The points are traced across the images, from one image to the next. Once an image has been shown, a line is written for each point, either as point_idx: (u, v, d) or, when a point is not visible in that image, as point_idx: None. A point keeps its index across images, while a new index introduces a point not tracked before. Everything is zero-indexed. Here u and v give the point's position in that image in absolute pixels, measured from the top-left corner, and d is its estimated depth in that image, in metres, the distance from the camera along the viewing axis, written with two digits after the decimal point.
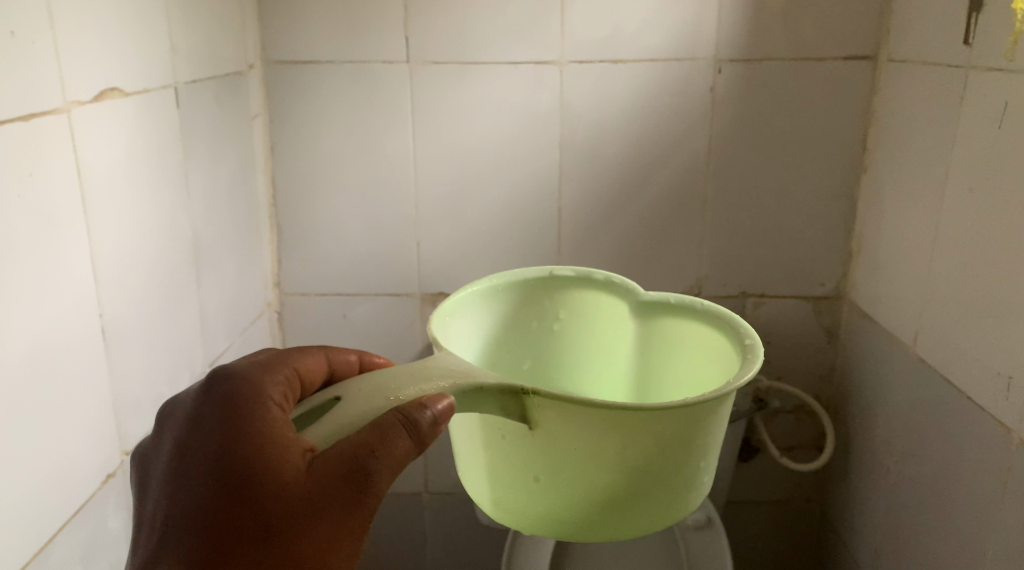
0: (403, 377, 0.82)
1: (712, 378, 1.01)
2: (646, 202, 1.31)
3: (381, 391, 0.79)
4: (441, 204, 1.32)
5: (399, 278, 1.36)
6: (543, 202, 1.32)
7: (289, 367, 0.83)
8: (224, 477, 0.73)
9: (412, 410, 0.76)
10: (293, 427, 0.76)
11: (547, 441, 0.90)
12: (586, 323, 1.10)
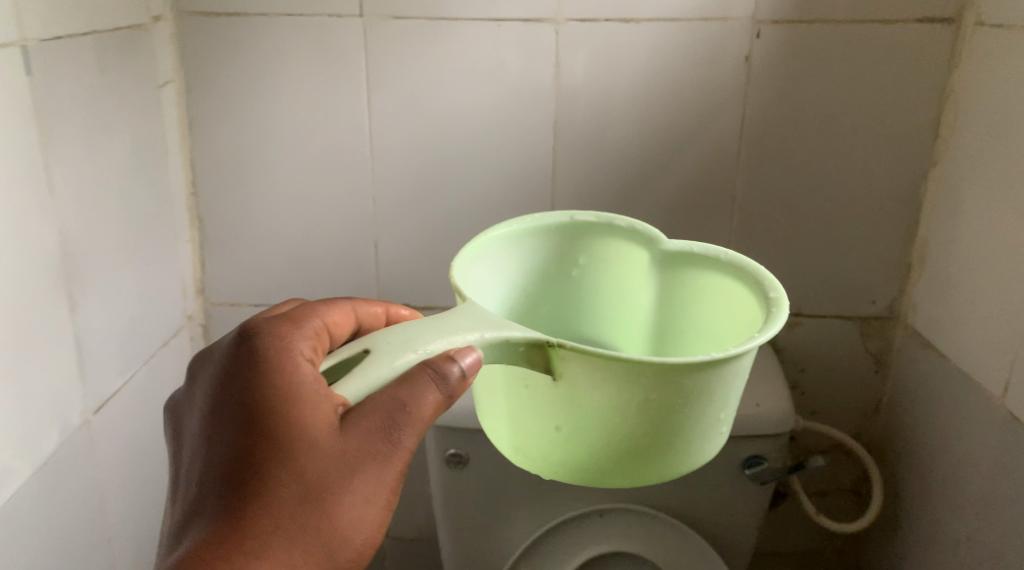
0: (434, 325, 0.66)
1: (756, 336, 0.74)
2: (659, 199, 1.05)
3: (411, 341, 0.65)
4: (404, 196, 1.06)
5: (354, 286, 1.11)
6: (532, 197, 1.06)
7: (317, 322, 0.73)
8: (253, 429, 0.65)
9: (442, 362, 0.63)
10: (320, 380, 0.66)
11: (576, 392, 0.69)
12: (606, 277, 0.82)
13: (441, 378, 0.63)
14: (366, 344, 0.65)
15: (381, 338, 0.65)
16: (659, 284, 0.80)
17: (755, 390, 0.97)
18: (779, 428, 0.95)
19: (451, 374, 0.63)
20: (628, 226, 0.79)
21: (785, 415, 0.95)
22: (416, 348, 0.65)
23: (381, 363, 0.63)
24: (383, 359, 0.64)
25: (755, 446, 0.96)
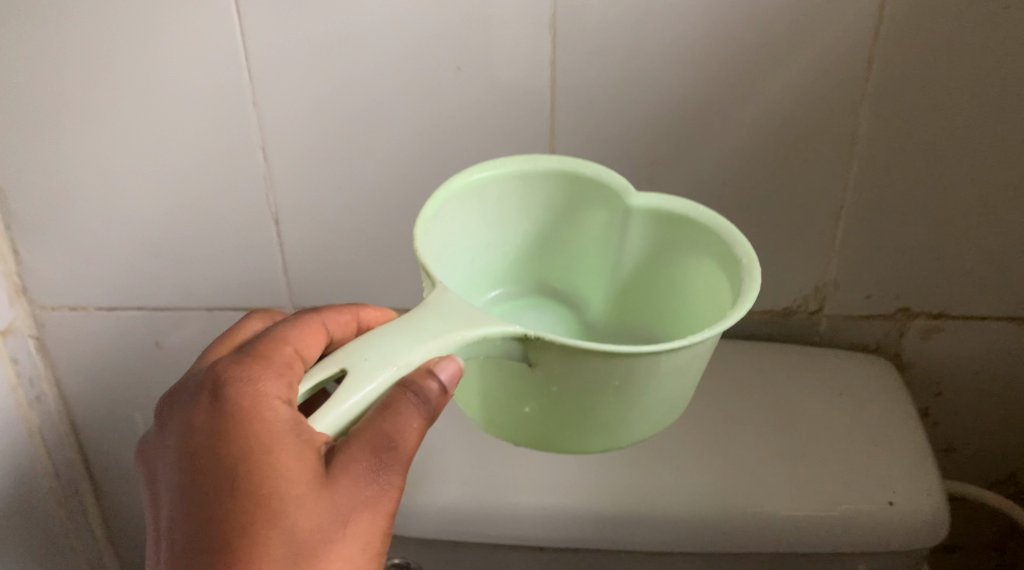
0: (405, 331, 0.46)
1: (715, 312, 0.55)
2: (728, 146, 0.64)
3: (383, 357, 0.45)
4: (313, 151, 0.66)
5: (252, 283, 0.73)
6: (518, 147, 0.66)
7: (291, 345, 0.50)
8: (220, 499, 0.45)
9: (421, 379, 0.46)
10: (297, 424, 0.46)
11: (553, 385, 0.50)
12: (569, 242, 0.60)
13: (424, 401, 0.46)
14: (337, 368, 0.45)
15: (350, 352, 0.46)
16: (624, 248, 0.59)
17: (884, 471, 0.60)
18: (927, 539, 0.59)
19: (431, 392, 0.46)
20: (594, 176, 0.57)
21: (937, 519, 0.59)
22: (391, 364, 0.45)
23: (354, 388, 0.45)
24: (354, 386, 0.45)
25: (882, 559, 0.60)
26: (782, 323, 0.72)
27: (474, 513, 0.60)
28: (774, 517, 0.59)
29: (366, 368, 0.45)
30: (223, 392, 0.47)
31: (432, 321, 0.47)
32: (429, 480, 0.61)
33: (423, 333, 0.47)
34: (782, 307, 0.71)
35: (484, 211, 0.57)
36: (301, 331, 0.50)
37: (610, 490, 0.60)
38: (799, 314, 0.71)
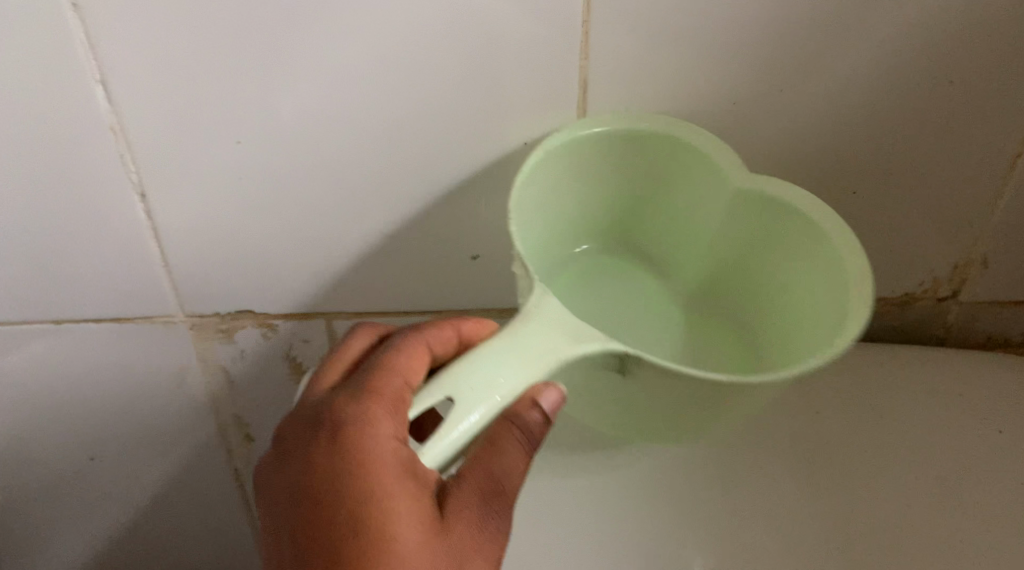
0: (501, 348, 0.35)
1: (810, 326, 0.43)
2: (857, 68, 0.41)
3: (487, 379, 0.34)
4: (187, 87, 0.41)
5: (118, 285, 0.48)
6: (521, 74, 0.40)
7: (401, 372, 0.36)
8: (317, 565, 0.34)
9: (524, 410, 0.34)
10: (410, 466, 0.34)
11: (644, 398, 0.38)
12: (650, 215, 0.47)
13: (532, 434, 0.34)
14: (440, 395, 0.34)
15: (451, 372, 0.35)
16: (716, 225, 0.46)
17: None
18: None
19: (537, 425, 0.34)
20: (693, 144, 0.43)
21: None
22: (497, 389, 0.34)
23: (458, 424, 0.34)
24: (457, 418, 0.34)
25: None
26: (896, 315, 0.51)
27: None
28: None
29: (466, 397, 0.34)
30: (327, 432, 0.35)
31: (535, 327, 0.36)
32: None
33: (525, 355, 0.35)
34: (903, 293, 0.49)
35: (570, 170, 0.44)
36: (403, 355, 0.37)
37: None
38: (923, 301, 0.50)
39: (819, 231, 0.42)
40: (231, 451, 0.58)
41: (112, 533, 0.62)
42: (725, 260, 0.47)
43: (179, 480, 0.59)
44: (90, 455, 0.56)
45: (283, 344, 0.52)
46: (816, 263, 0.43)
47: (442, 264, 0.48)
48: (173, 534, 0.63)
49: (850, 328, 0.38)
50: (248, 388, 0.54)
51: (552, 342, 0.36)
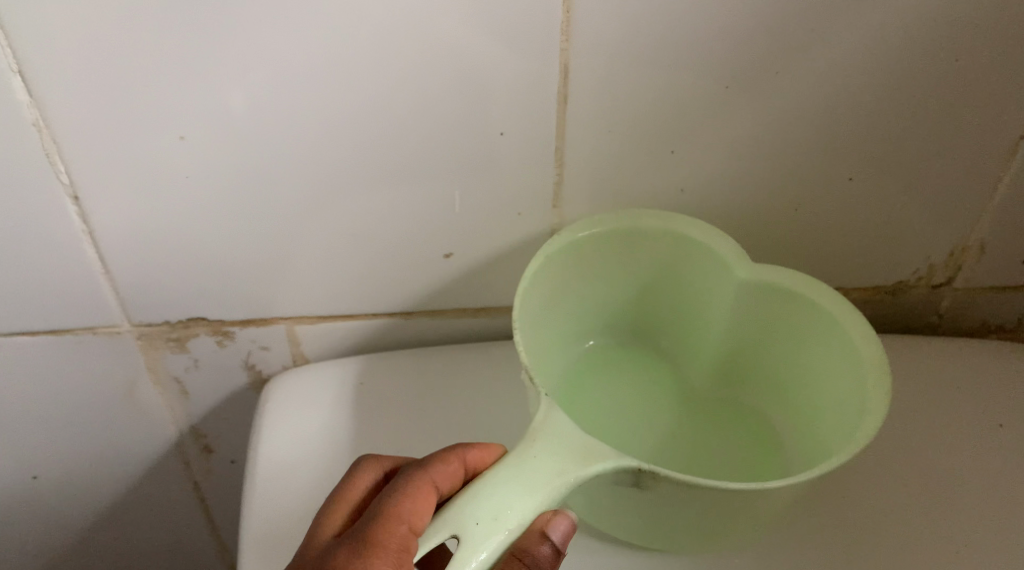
0: (506, 478, 0.32)
1: (835, 412, 0.39)
2: (857, 48, 0.38)
3: (494, 512, 0.31)
4: (123, 76, 0.36)
5: (53, 295, 0.44)
6: (499, 59, 0.37)
7: (406, 519, 0.33)
8: None
9: (533, 545, 0.31)
10: None
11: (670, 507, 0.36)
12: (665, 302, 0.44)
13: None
14: (444, 533, 0.31)
15: (454, 509, 0.31)
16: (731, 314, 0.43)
17: None
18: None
19: (547, 559, 0.31)
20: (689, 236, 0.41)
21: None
22: (506, 523, 0.31)
23: (467, 566, 0.30)
24: (465, 560, 0.30)
25: None
26: (889, 304, 0.48)
27: None
28: None
29: (473, 534, 0.31)
30: None
31: (542, 452, 0.33)
32: None
33: (534, 484, 0.32)
34: (896, 282, 0.47)
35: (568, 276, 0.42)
36: (406, 497, 0.33)
37: None
38: (916, 290, 0.48)
39: (824, 315, 0.39)
40: (188, 463, 0.54)
41: (62, 552, 0.58)
42: (745, 356, 0.43)
43: (132, 495, 0.55)
44: (33, 473, 0.52)
45: (240, 353, 0.48)
46: (831, 351, 0.39)
47: (413, 264, 0.45)
48: (128, 551, 0.59)
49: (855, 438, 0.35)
50: (204, 400, 0.50)
51: (562, 462, 0.33)
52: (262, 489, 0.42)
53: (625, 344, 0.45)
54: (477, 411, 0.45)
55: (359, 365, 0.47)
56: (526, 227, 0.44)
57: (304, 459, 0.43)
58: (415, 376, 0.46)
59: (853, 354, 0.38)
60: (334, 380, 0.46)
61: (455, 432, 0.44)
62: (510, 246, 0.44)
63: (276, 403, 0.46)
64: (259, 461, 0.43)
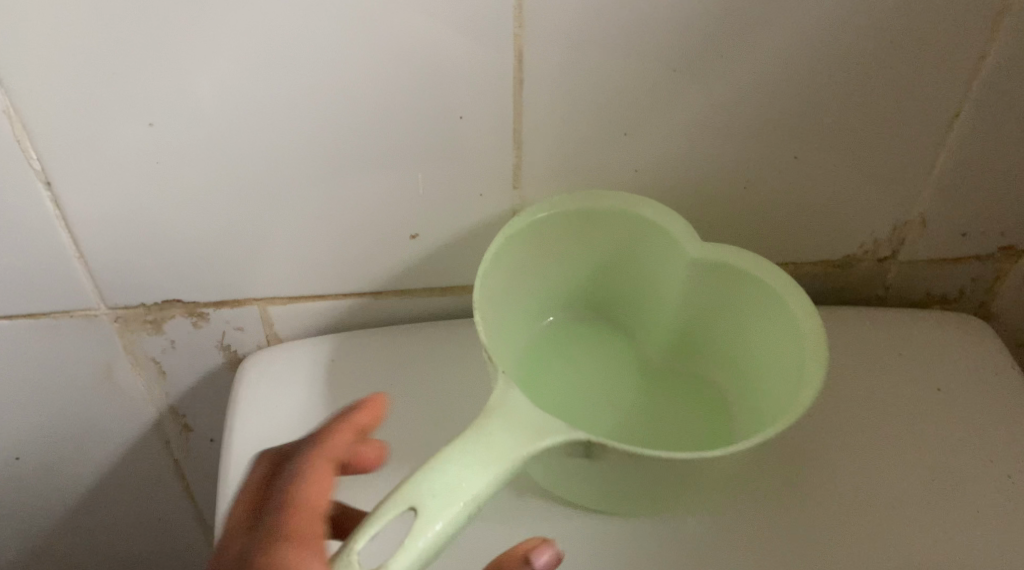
0: (466, 451, 0.31)
1: (777, 381, 0.41)
2: (797, 32, 0.40)
3: (451, 485, 0.30)
4: (91, 64, 0.38)
5: (29, 279, 0.45)
6: (455, 44, 0.39)
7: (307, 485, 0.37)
8: None
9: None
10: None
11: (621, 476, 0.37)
12: (615, 275, 0.46)
13: None
14: (402, 504, 0.30)
15: (415, 481, 0.30)
16: (678, 286, 0.44)
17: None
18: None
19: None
20: (642, 213, 0.43)
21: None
22: (462, 495, 0.30)
23: (423, 537, 0.29)
24: (421, 531, 0.29)
25: None
26: (837, 277, 0.51)
27: None
28: None
29: (430, 506, 0.30)
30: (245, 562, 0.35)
31: (500, 426, 0.32)
32: None
33: (492, 458, 0.32)
34: (845, 255, 0.50)
35: (521, 256, 0.44)
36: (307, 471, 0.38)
37: None
38: (862, 263, 0.50)
39: (766, 288, 0.41)
40: (167, 443, 0.55)
41: (46, 532, 0.59)
42: (690, 323, 0.45)
43: (114, 474, 0.57)
44: (15, 454, 0.53)
45: (216, 332, 0.49)
46: (774, 322, 0.41)
47: (381, 245, 0.47)
48: (112, 530, 0.61)
49: (802, 397, 0.37)
50: (183, 378, 0.52)
51: (516, 439, 0.32)
52: (236, 466, 0.44)
53: (581, 318, 0.47)
54: (443, 385, 0.47)
55: (330, 343, 0.48)
56: (488, 206, 0.45)
57: (278, 432, 0.45)
58: (383, 353, 0.48)
59: (793, 326, 0.40)
60: (305, 357, 0.48)
61: (423, 405, 0.46)
62: (473, 226, 0.46)
63: (250, 381, 0.47)
64: (234, 437, 0.45)
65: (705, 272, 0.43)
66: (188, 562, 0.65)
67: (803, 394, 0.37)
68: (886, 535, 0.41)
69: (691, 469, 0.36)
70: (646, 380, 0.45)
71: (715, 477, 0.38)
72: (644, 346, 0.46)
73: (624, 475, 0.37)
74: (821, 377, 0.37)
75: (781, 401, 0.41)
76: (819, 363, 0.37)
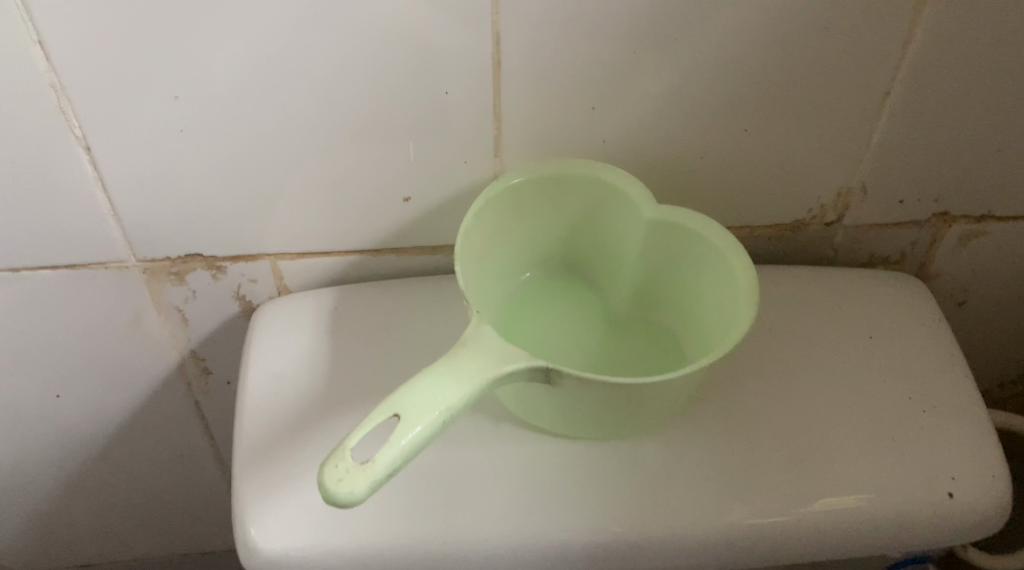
0: (444, 373, 0.38)
1: (720, 324, 0.48)
2: (743, 19, 0.46)
3: (429, 398, 0.37)
4: (127, 45, 0.44)
5: (70, 234, 0.51)
6: (442, 29, 0.45)
7: None
8: None
9: None
10: None
11: (580, 396, 0.44)
12: (583, 234, 0.52)
13: None
14: (388, 412, 0.37)
15: (400, 394, 0.37)
16: (637, 243, 0.51)
17: (940, 450, 0.49)
18: (983, 533, 0.49)
19: None
20: (607, 179, 0.49)
21: (1001, 511, 0.48)
22: (439, 406, 0.37)
23: (405, 437, 0.36)
24: (403, 432, 0.36)
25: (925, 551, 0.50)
26: (790, 240, 0.57)
27: (429, 559, 0.46)
28: (811, 526, 0.47)
29: (412, 412, 0.36)
30: None
31: (472, 351, 0.39)
32: (368, 521, 0.46)
33: (465, 376, 0.38)
34: (794, 218, 0.56)
35: (502, 217, 0.50)
36: None
37: (606, 507, 0.46)
38: (811, 227, 0.56)
39: (712, 244, 0.47)
40: (189, 384, 0.62)
41: (81, 465, 0.66)
42: (648, 276, 0.52)
43: (141, 413, 0.63)
44: (55, 392, 0.60)
45: (232, 284, 0.56)
46: (718, 275, 0.48)
47: (378, 207, 0.52)
48: (139, 464, 0.67)
49: (736, 335, 0.43)
50: (202, 325, 0.58)
51: (486, 363, 0.39)
52: (251, 395, 0.50)
53: (554, 272, 0.53)
54: (431, 331, 0.53)
55: (330, 294, 0.55)
56: (473, 172, 0.51)
57: (286, 368, 0.51)
58: (380, 300, 0.54)
59: (734, 277, 0.47)
60: (307, 307, 0.54)
61: (414, 348, 0.52)
62: (459, 190, 0.52)
63: (260, 327, 0.53)
64: (248, 374, 0.51)
65: (661, 231, 0.49)
66: (206, 496, 0.71)
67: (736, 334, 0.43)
68: (822, 459, 0.48)
69: (636, 391, 0.43)
70: (609, 326, 0.51)
71: (661, 401, 0.45)
72: (609, 298, 0.53)
73: (584, 396, 0.44)
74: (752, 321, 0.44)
75: (722, 338, 0.47)
76: (751, 310, 0.44)
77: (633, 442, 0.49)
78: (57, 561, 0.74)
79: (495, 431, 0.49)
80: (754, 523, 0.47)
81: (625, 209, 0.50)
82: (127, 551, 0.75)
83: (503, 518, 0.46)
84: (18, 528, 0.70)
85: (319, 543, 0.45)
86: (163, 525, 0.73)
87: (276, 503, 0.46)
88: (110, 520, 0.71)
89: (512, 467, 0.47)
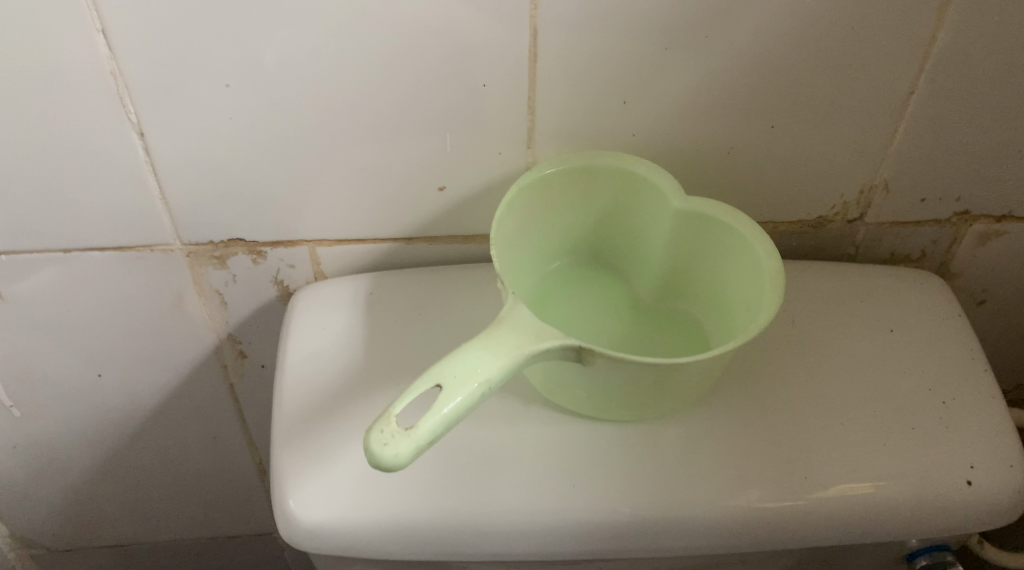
0: (481, 348, 0.40)
1: (744, 311, 0.50)
2: (771, 17, 0.47)
3: (469, 370, 0.39)
4: (184, 34, 0.46)
5: (121, 216, 0.53)
6: (481, 24, 0.47)
7: None
8: None
9: None
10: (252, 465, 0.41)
11: (609, 377, 0.45)
12: (614, 223, 0.54)
13: None
14: (430, 382, 0.39)
15: (442, 366, 0.40)
16: (666, 234, 0.52)
17: (960, 440, 0.50)
18: (1001, 520, 0.50)
19: None
20: (637, 170, 0.51)
21: (1020, 498, 0.49)
22: (477, 378, 0.39)
23: (446, 407, 0.39)
24: (445, 402, 0.39)
25: (943, 539, 0.52)
26: (812, 235, 0.58)
27: (459, 532, 0.47)
28: (833, 510, 0.48)
29: (452, 382, 0.39)
30: None
31: (507, 329, 0.41)
32: (401, 494, 0.47)
33: (500, 351, 0.40)
34: (818, 214, 0.57)
35: (534, 205, 0.51)
36: None
37: (632, 488, 0.48)
38: (834, 224, 0.58)
39: (738, 234, 0.49)
40: (225, 367, 0.64)
41: (118, 444, 0.68)
42: (674, 268, 0.54)
43: (178, 395, 0.65)
44: (97, 371, 0.62)
45: (271, 269, 0.58)
46: (743, 263, 0.50)
47: (413, 196, 0.54)
48: (173, 446, 0.69)
49: (760, 319, 0.45)
50: (239, 309, 0.60)
51: (521, 340, 0.41)
52: (289, 373, 0.52)
53: (583, 259, 0.55)
54: (462, 317, 0.55)
55: (365, 279, 0.56)
56: (506, 164, 0.53)
57: (323, 348, 0.53)
58: (414, 286, 0.56)
59: (759, 265, 0.48)
60: (343, 290, 0.56)
61: (446, 332, 0.54)
62: (492, 180, 0.54)
63: (297, 308, 0.55)
64: (286, 354, 0.53)
65: (688, 221, 0.51)
66: (236, 481, 0.73)
67: (761, 318, 0.45)
68: (843, 446, 0.50)
69: (664, 373, 0.44)
70: (638, 314, 0.53)
71: (685, 384, 0.46)
72: (635, 285, 0.55)
73: (613, 378, 0.45)
74: (779, 305, 0.45)
75: (746, 324, 0.49)
76: (776, 295, 0.46)
77: (659, 425, 0.50)
78: (90, 540, 0.76)
79: (524, 411, 0.50)
80: (776, 507, 0.48)
81: (655, 199, 0.52)
82: (157, 533, 0.77)
83: (531, 494, 0.47)
84: (54, 506, 0.72)
85: (354, 514, 0.47)
86: (193, 508, 0.75)
87: (313, 476, 0.48)
88: (142, 501, 0.74)
89: (540, 446, 0.49)
